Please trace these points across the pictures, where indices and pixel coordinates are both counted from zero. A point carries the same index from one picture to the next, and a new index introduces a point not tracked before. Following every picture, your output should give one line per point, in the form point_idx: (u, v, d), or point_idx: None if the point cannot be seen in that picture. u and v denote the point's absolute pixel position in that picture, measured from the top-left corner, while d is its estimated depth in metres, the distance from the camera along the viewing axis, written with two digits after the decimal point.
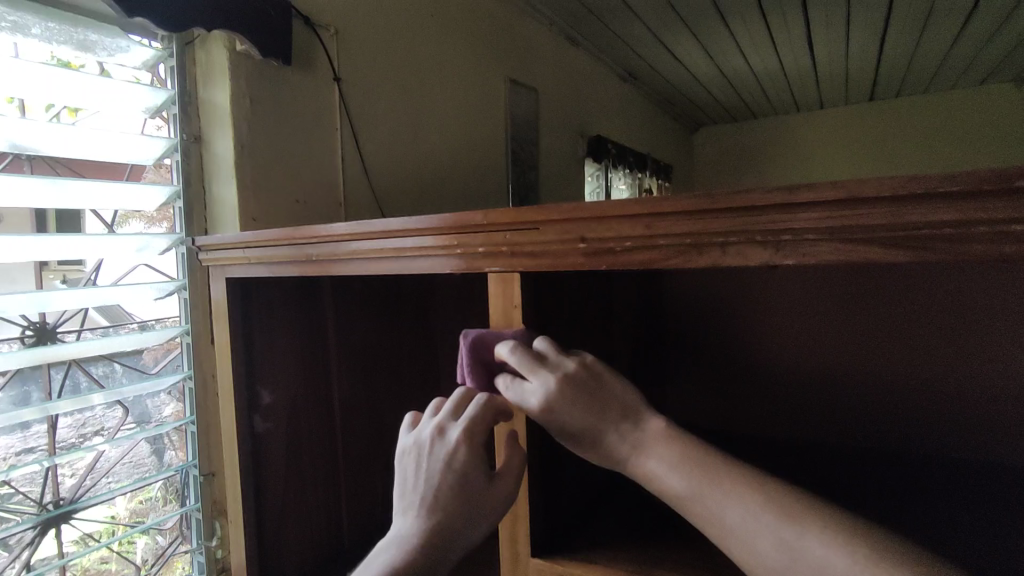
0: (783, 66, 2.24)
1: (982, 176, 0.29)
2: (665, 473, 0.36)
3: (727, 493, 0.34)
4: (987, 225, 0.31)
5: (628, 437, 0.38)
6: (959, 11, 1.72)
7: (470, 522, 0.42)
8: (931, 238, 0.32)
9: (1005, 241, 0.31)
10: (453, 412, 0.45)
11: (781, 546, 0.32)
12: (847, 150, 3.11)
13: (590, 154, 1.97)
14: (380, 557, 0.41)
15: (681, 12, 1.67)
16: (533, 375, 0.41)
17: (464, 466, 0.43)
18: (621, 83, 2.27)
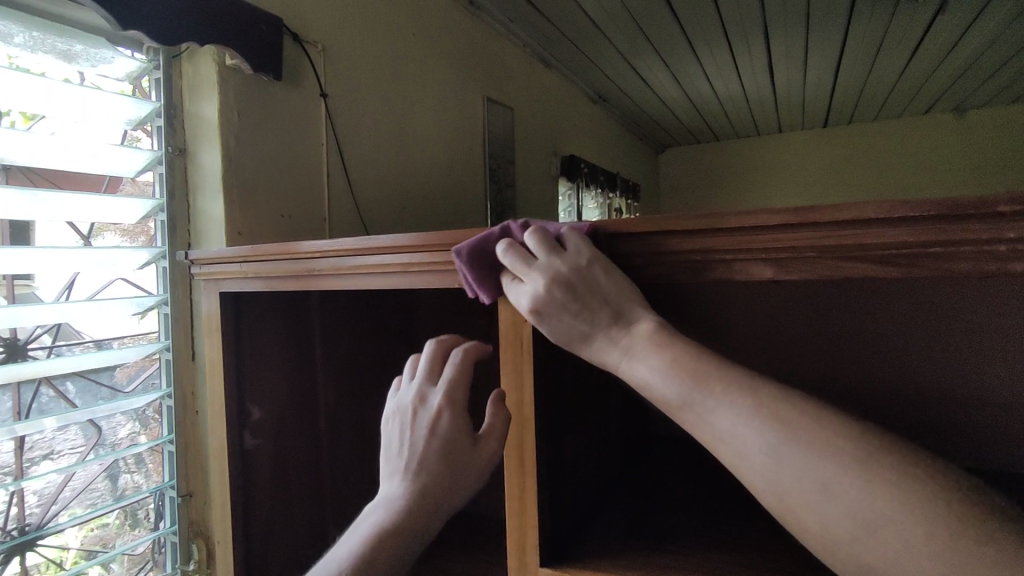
0: (745, 91, 2.35)
1: (967, 201, 0.32)
2: (654, 377, 0.37)
3: (716, 397, 0.35)
4: (971, 244, 0.34)
5: (618, 342, 0.39)
6: (906, 44, 1.85)
7: (460, 478, 0.45)
8: (920, 255, 0.36)
9: (986, 259, 0.34)
10: (431, 378, 0.48)
11: (764, 449, 0.32)
12: (802, 172, 3.26)
13: (564, 173, 2.02)
14: (375, 513, 0.43)
15: (652, 37, 1.74)
16: (525, 276, 0.41)
17: (448, 429, 0.45)
18: (591, 104, 2.33)
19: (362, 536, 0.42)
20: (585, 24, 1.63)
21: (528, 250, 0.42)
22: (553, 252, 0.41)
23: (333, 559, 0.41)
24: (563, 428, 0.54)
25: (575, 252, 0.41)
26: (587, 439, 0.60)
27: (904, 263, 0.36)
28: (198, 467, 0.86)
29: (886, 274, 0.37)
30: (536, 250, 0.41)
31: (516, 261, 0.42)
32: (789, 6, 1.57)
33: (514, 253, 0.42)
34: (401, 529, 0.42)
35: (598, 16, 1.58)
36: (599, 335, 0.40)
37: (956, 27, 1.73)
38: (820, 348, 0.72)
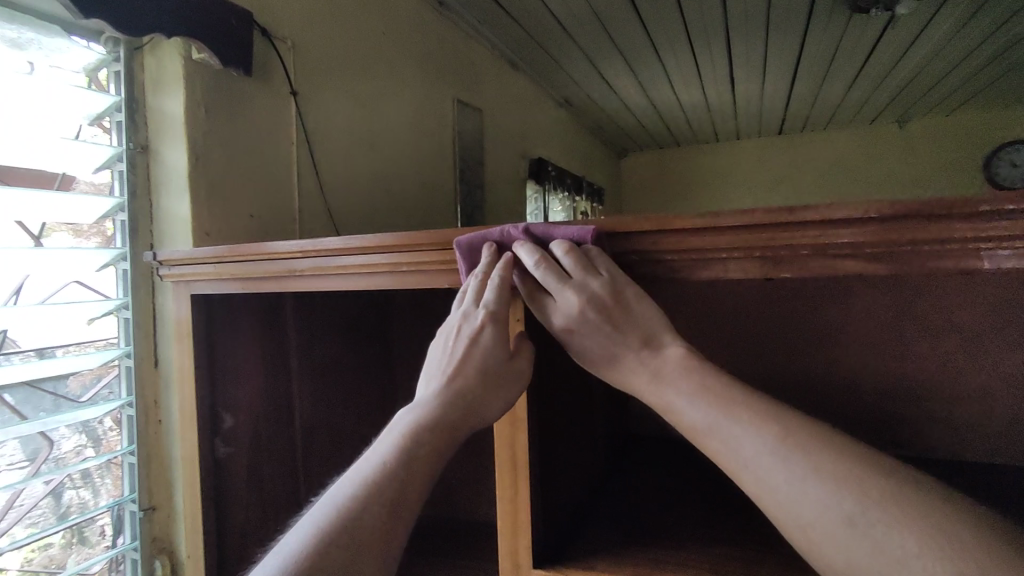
0: (706, 99, 2.41)
1: (953, 201, 0.34)
2: (683, 404, 0.38)
3: (742, 425, 0.36)
4: (954, 241, 0.35)
5: (647, 365, 0.41)
6: (857, 55, 1.93)
7: (497, 391, 0.43)
8: (907, 252, 0.37)
9: (969, 255, 0.36)
10: (477, 295, 0.45)
11: (790, 481, 0.33)
12: (759, 178, 3.37)
13: (532, 176, 2.02)
14: (407, 413, 0.42)
15: (618, 43, 1.77)
16: (556, 294, 0.42)
17: (490, 344, 0.44)
18: (558, 108, 2.35)
19: (393, 436, 0.40)
20: (554, 29, 1.65)
21: (560, 265, 0.43)
22: (587, 271, 0.42)
23: (363, 458, 0.40)
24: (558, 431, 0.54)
25: (607, 273, 0.42)
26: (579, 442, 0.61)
27: (892, 260, 0.37)
28: (164, 479, 0.81)
29: (875, 270, 0.38)
30: (570, 269, 0.42)
31: (547, 276, 0.42)
32: (751, 16, 1.62)
33: (548, 268, 0.42)
34: (433, 436, 0.41)
35: (566, 20, 1.59)
36: (628, 355, 0.42)
37: (902, 41, 1.82)
38: (794, 343, 0.77)
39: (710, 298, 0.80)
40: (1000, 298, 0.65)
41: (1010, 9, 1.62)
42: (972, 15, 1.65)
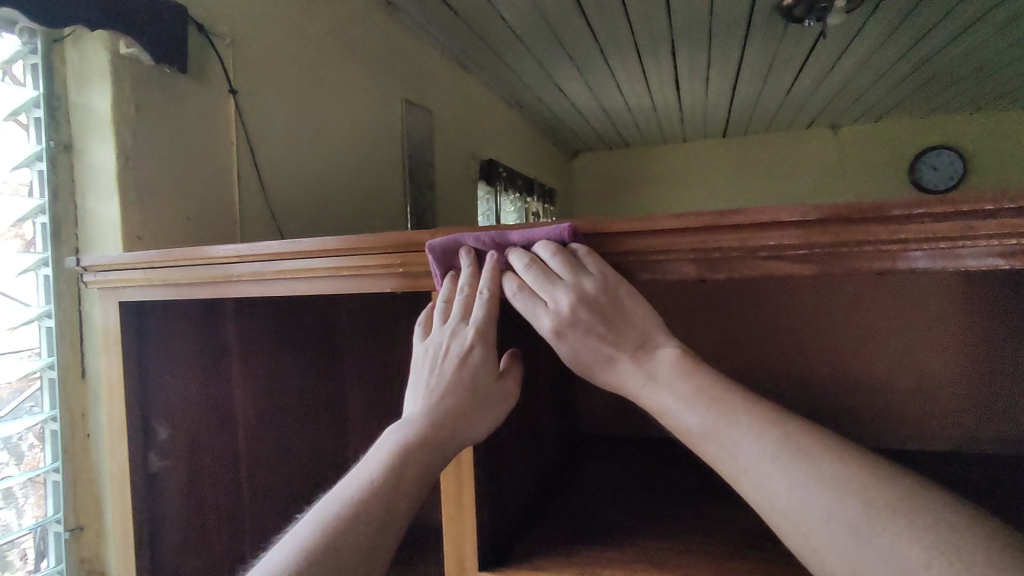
0: (653, 102, 2.47)
1: (868, 206, 0.36)
2: (680, 408, 0.37)
3: (740, 429, 0.35)
4: (870, 244, 0.38)
5: (642, 369, 0.40)
6: (793, 63, 2.02)
7: (483, 409, 0.45)
8: (828, 255, 0.39)
9: (883, 259, 0.38)
10: (464, 313, 0.45)
11: (790, 487, 0.32)
12: (705, 180, 3.47)
13: (483, 177, 2.02)
14: (396, 431, 0.42)
15: (566, 47, 1.80)
16: (546, 295, 0.41)
17: (478, 363, 0.44)
18: (508, 109, 2.36)
19: (382, 456, 0.41)
20: (504, 31, 1.65)
21: (547, 266, 0.42)
22: (576, 270, 0.41)
23: (350, 478, 0.40)
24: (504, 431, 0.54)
25: (596, 271, 0.41)
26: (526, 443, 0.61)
27: (814, 262, 0.39)
28: (93, 495, 0.77)
29: (800, 271, 0.40)
30: (558, 269, 0.41)
31: (536, 276, 0.42)
32: (694, 25, 1.67)
33: (537, 267, 0.42)
34: (425, 458, 0.41)
35: (515, 23, 1.60)
36: (622, 359, 0.41)
37: (834, 51, 1.91)
38: (733, 341, 0.79)
39: (654, 299, 0.82)
40: (921, 295, 0.69)
41: (930, 24, 1.73)
42: (896, 28, 1.75)
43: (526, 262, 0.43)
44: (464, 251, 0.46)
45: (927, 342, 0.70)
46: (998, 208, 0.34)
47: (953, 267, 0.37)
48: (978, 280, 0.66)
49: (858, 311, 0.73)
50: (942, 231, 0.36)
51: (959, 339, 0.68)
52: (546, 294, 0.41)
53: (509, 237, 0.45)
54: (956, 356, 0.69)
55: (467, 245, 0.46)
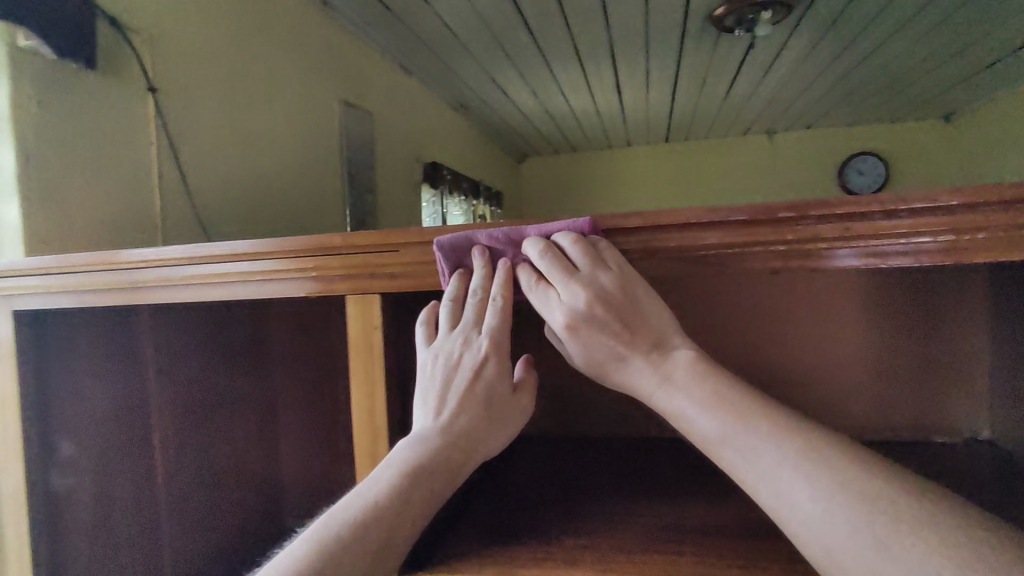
0: (596, 107, 2.51)
1: (757, 210, 0.38)
2: (696, 414, 0.38)
3: (762, 436, 0.35)
4: (765, 247, 0.39)
5: (656, 370, 0.40)
6: (727, 71, 2.10)
7: (499, 424, 0.45)
8: (725, 257, 0.40)
9: (776, 261, 0.39)
10: (477, 322, 0.45)
11: (812, 495, 0.33)
12: (650, 184, 3.55)
13: (427, 180, 2.00)
14: (411, 446, 0.43)
15: (507, 51, 1.81)
16: (563, 289, 0.41)
17: (493, 376, 0.45)
18: (452, 112, 2.35)
19: (396, 472, 0.42)
20: (443, 33, 1.65)
21: (565, 258, 0.42)
22: (595, 264, 0.41)
23: (360, 491, 0.41)
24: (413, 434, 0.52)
25: (614, 264, 0.41)
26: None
27: (712, 264, 0.41)
28: None
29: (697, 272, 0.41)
30: (578, 261, 0.41)
31: (554, 268, 0.41)
32: (631, 33, 1.71)
33: (554, 256, 0.42)
34: (435, 478, 0.42)
35: (454, 26, 1.60)
36: (637, 360, 0.41)
37: (765, 60, 1.99)
38: None
39: None
40: (835, 289, 0.73)
41: (851, 37, 1.83)
42: (818, 40, 1.84)
43: (540, 250, 0.42)
44: (477, 247, 0.45)
45: (847, 336, 0.73)
46: (887, 212, 0.36)
47: (871, 265, 0.38)
48: (881, 273, 0.71)
49: (780, 312, 0.75)
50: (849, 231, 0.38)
51: (875, 337, 0.72)
52: (563, 288, 0.41)
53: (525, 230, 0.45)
54: (873, 346, 0.72)
55: (480, 242, 0.45)
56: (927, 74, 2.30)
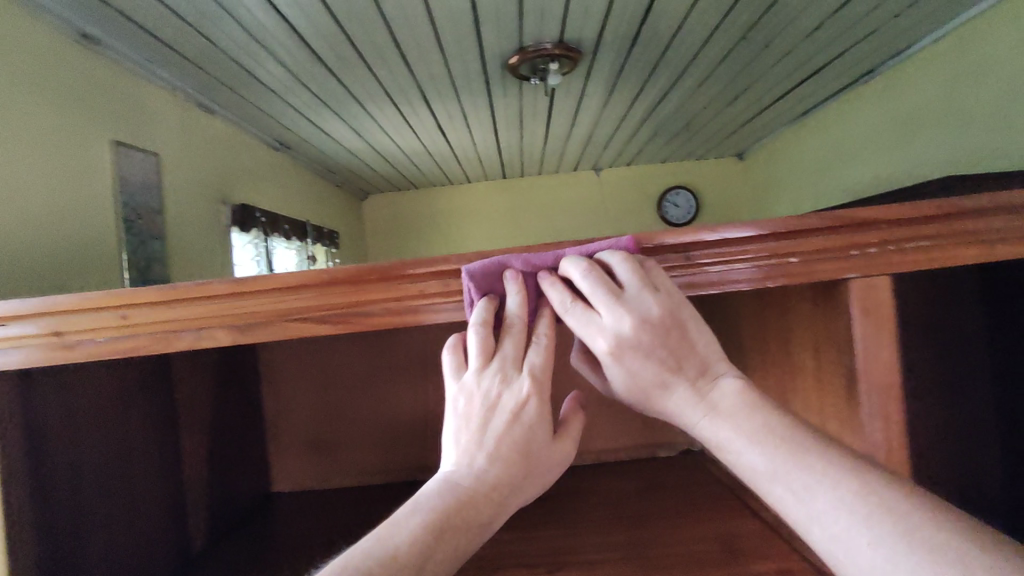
0: (425, 147, 2.57)
1: (358, 270, 0.41)
2: (743, 449, 0.40)
3: (818, 475, 0.38)
4: (385, 301, 0.42)
5: (701, 398, 0.43)
6: (538, 114, 2.24)
7: (536, 473, 0.44)
8: (352, 310, 0.42)
9: (398, 309, 0.42)
10: (516, 358, 0.44)
11: (873, 544, 0.35)
12: (493, 219, 3.65)
13: (236, 223, 1.88)
14: (439, 491, 0.41)
15: (316, 91, 1.80)
16: (608, 311, 0.41)
17: (532, 419, 0.43)
18: (271, 151, 2.27)
19: (422, 517, 0.39)
20: (239, 72, 1.60)
21: (611, 278, 0.42)
22: (645, 286, 0.41)
23: (383, 533, 0.39)
24: (57, 529, 0.48)
25: (663, 286, 0.42)
26: (119, 522, 0.56)
27: (338, 317, 0.42)
28: None
29: (329, 326, 0.42)
30: (627, 282, 0.41)
31: (599, 288, 0.42)
32: (436, 77, 1.77)
33: (599, 277, 0.42)
34: (461, 527, 0.40)
35: (244, 62, 1.54)
36: (683, 389, 0.43)
37: (570, 105, 2.16)
38: (422, 376, 0.84)
39: (339, 349, 0.84)
40: None
41: (638, 87, 2.05)
42: (611, 89, 2.05)
43: (584, 267, 0.42)
44: (509, 272, 0.44)
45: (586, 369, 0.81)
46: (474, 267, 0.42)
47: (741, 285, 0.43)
48: None
49: None
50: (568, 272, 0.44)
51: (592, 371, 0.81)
52: (608, 311, 0.41)
53: (563, 251, 0.45)
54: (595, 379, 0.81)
55: (513, 267, 0.44)
56: (712, 120, 2.64)
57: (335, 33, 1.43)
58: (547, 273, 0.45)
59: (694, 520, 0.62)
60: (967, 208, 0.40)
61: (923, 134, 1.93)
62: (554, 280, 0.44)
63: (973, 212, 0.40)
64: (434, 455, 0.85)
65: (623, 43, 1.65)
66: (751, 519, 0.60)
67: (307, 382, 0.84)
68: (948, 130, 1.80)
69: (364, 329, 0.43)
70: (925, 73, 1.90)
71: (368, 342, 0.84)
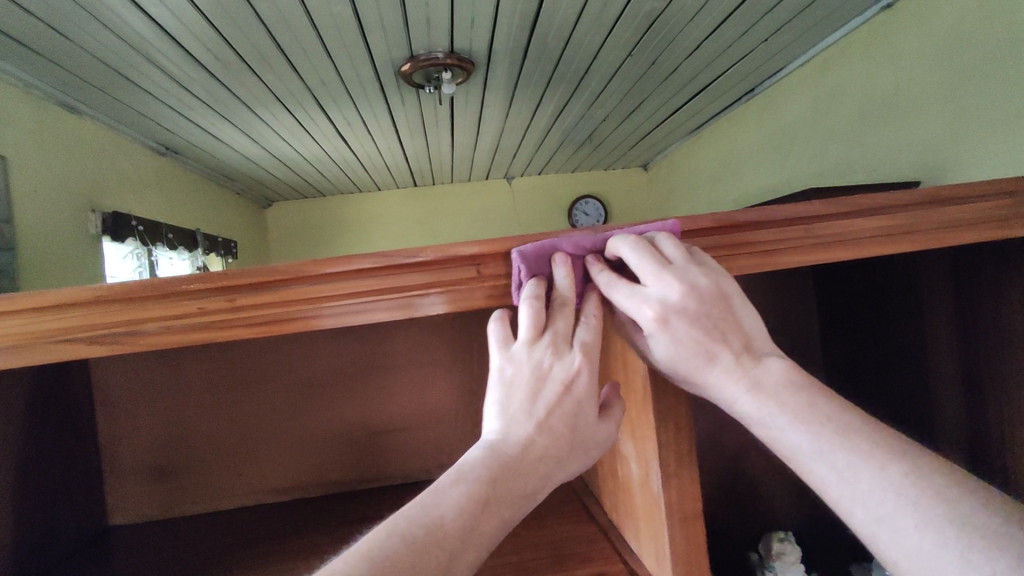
0: (327, 153, 2.49)
1: (123, 291, 0.39)
2: (787, 427, 0.38)
3: (865, 453, 0.36)
4: (156, 322, 0.40)
5: (747, 373, 0.40)
6: (438, 123, 2.23)
7: (580, 451, 0.41)
8: (124, 331, 0.40)
9: (173, 329, 0.40)
10: (566, 333, 0.42)
11: (922, 527, 0.34)
12: (406, 228, 3.60)
13: (108, 232, 1.74)
14: (486, 457, 0.39)
15: (198, 94, 1.70)
16: (651, 279, 0.40)
17: (582, 394, 0.41)
18: (155, 156, 2.13)
19: (471, 485, 0.37)
20: (106, 71, 1.48)
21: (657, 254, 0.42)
22: (690, 261, 0.41)
23: (427, 500, 0.37)
24: None
25: (707, 263, 0.41)
26: None
27: (106, 340, 0.40)
28: None
29: (95, 348, 0.40)
30: (674, 254, 0.41)
31: (646, 258, 0.41)
32: (327, 82, 1.72)
33: (647, 248, 0.41)
34: (507, 498, 0.38)
35: (108, 60, 1.43)
36: (727, 358, 0.40)
37: (470, 115, 2.17)
38: (278, 390, 0.81)
39: (191, 363, 0.79)
40: (420, 346, 0.83)
41: (535, 99, 2.09)
42: (509, 101, 2.07)
43: (631, 240, 0.42)
44: (557, 255, 0.43)
45: (443, 378, 0.83)
46: (250, 283, 0.40)
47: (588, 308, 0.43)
48: (457, 331, 0.83)
49: (381, 360, 0.82)
50: (352, 288, 0.41)
51: (456, 383, 0.83)
52: (652, 279, 0.40)
53: (610, 233, 0.45)
54: (457, 396, 0.83)
55: (563, 249, 0.44)
56: (614, 132, 2.74)
57: (211, 35, 1.37)
58: (594, 258, 0.44)
59: (535, 526, 0.63)
60: (742, 221, 0.43)
61: (795, 149, 2.08)
62: (601, 264, 0.44)
63: (754, 225, 0.43)
64: (292, 473, 0.82)
65: (513, 55, 1.68)
66: (588, 524, 0.61)
67: (151, 404, 0.79)
68: (815, 145, 1.96)
69: (137, 352, 0.41)
70: (795, 92, 2.06)
71: (222, 355, 0.79)
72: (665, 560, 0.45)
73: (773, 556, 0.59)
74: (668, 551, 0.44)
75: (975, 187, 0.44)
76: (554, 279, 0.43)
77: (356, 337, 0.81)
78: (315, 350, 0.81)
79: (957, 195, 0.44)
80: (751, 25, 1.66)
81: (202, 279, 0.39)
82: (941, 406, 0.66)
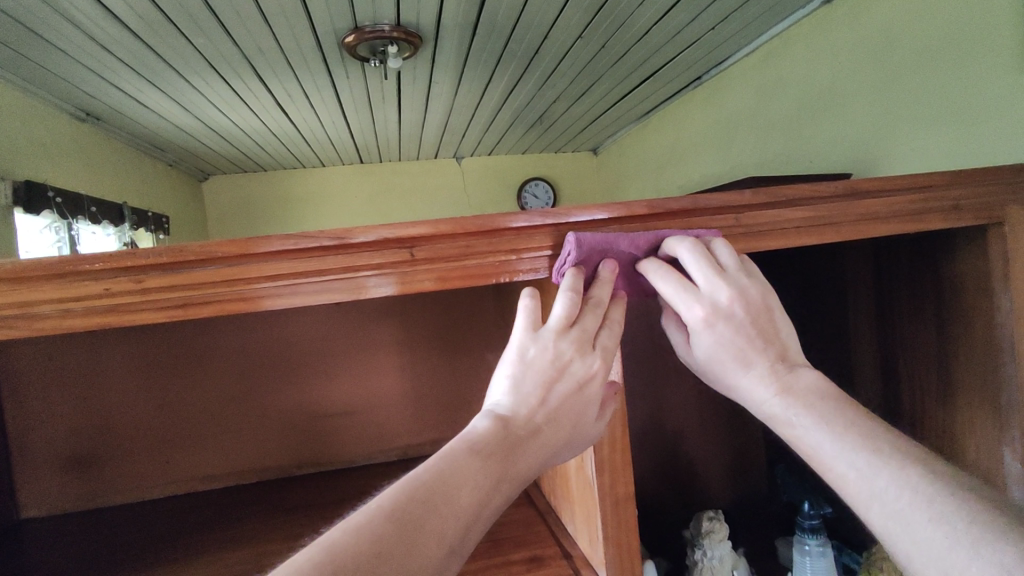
0: (266, 125, 2.37)
1: (17, 270, 0.36)
2: (810, 427, 0.42)
3: (897, 457, 0.39)
4: (55, 303, 0.37)
5: (781, 378, 0.43)
6: (383, 98, 2.16)
7: (576, 443, 0.42)
8: (19, 311, 0.37)
9: (76, 312, 0.38)
10: (592, 333, 0.42)
11: (936, 522, 0.36)
12: (352, 205, 3.50)
13: (20, 203, 1.60)
14: (494, 431, 0.39)
15: (120, 56, 1.57)
16: (703, 285, 0.42)
17: (591, 396, 0.41)
18: (73, 121, 1.97)
19: (484, 459, 0.37)
20: (11, 24, 1.35)
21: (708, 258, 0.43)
22: (743, 273, 0.43)
23: (445, 465, 0.36)
24: None
25: (755, 278, 0.44)
26: None
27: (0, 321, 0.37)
28: None
29: None
30: (728, 263, 0.43)
31: (702, 261, 0.42)
32: (264, 50, 1.63)
33: (704, 252, 0.42)
34: (510, 474, 0.38)
35: (10, 10, 1.29)
36: (762, 364, 0.43)
37: (417, 90, 2.11)
38: (206, 373, 0.77)
39: (109, 347, 0.74)
40: (361, 328, 0.80)
41: (484, 78, 2.06)
42: (458, 78, 2.03)
43: (692, 243, 0.42)
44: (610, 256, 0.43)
45: (385, 363, 0.81)
46: (157, 264, 0.37)
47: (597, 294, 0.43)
48: (399, 316, 0.81)
49: (318, 344, 0.79)
50: (277, 270, 0.39)
51: (400, 370, 0.82)
52: (704, 280, 0.42)
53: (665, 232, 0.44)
54: (404, 383, 0.82)
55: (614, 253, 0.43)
56: (564, 114, 2.73)
57: None
58: (649, 260, 0.44)
59: None
60: (670, 209, 0.43)
61: (737, 138, 2.14)
62: (652, 259, 0.44)
63: (680, 213, 0.44)
64: (221, 460, 0.79)
65: (462, 31, 1.64)
66: (528, 507, 0.62)
67: (62, 390, 0.73)
68: (755, 135, 2.02)
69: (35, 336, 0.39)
70: (739, 83, 2.10)
71: (147, 338, 0.75)
72: (598, 542, 0.46)
73: (703, 534, 0.61)
74: (601, 533, 0.45)
75: (892, 181, 0.46)
76: (598, 270, 0.44)
77: (293, 319, 0.78)
78: (250, 332, 0.78)
79: (876, 190, 0.46)
80: (698, 13, 1.68)
81: (108, 260, 0.37)
82: (859, 389, 0.70)
